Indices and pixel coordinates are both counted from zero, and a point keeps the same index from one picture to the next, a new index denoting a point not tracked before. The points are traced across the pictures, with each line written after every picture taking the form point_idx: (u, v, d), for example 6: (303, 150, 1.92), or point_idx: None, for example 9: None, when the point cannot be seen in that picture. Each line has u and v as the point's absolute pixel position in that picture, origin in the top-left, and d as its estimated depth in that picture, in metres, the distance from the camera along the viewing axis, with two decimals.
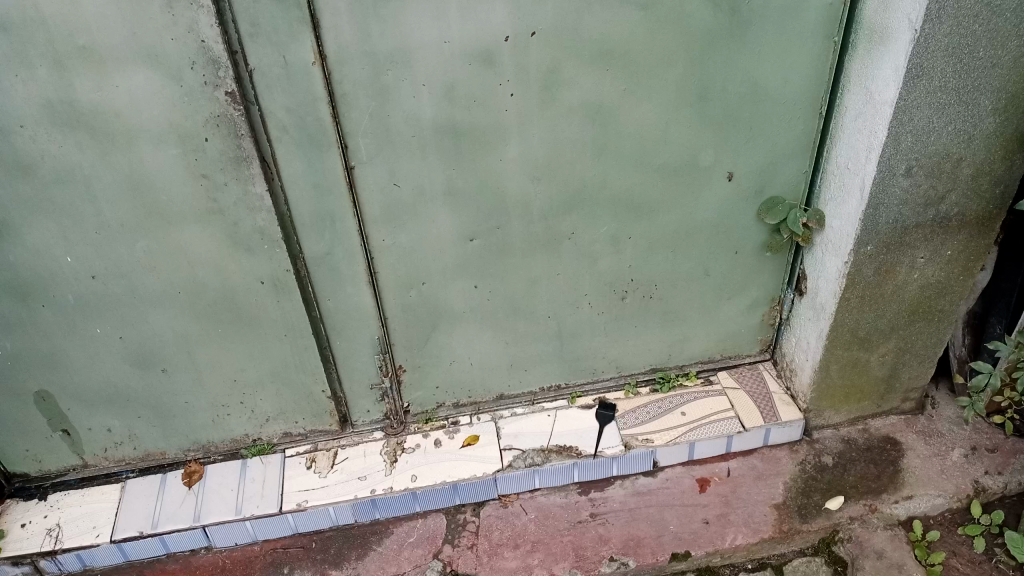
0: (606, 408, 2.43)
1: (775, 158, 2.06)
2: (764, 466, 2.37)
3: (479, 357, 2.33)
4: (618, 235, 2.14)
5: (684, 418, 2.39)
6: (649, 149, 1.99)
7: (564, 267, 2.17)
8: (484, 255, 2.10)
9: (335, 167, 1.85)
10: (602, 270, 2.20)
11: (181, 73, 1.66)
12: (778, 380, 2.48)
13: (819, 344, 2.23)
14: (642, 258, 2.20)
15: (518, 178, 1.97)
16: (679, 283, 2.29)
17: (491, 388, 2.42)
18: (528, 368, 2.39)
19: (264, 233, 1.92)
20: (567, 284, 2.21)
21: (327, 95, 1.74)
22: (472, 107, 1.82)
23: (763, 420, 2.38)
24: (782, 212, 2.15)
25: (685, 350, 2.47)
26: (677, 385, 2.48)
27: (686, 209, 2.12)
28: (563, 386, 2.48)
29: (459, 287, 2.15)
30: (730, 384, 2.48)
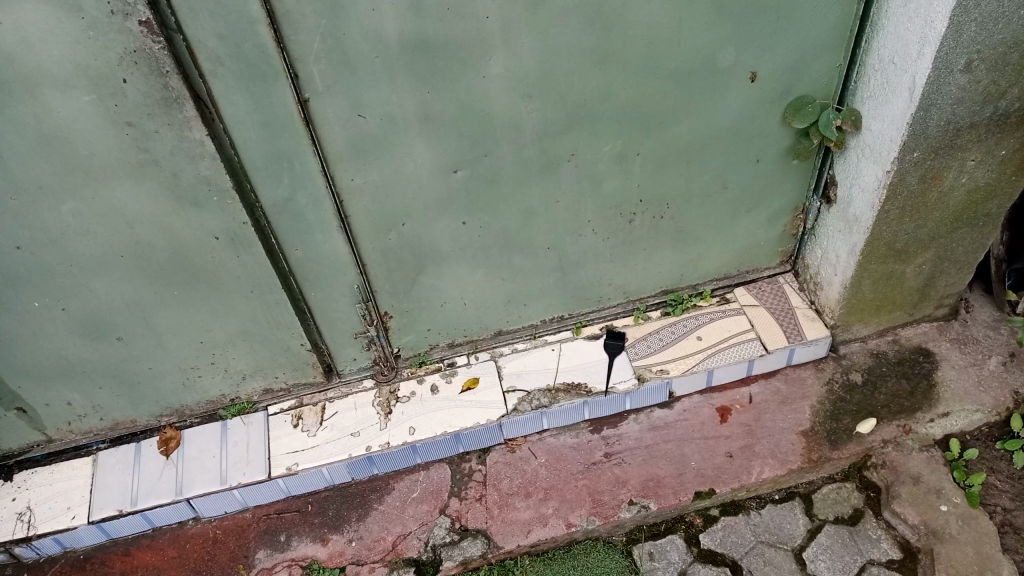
0: (616, 338, 2.22)
1: (804, 52, 1.75)
2: (788, 388, 2.20)
3: (473, 294, 2.09)
4: (623, 152, 1.85)
5: (701, 344, 2.19)
6: (660, 52, 1.67)
7: (563, 192, 1.90)
8: (472, 185, 1.82)
9: (286, 102, 1.54)
10: (606, 191, 1.94)
11: (79, 2, 1.32)
12: (800, 293, 2.27)
13: (851, 259, 2.00)
14: (651, 175, 1.93)
15: (505, 97, 1.66)
16: (693, 199, 2.02)
17: (488, 325, 2.20)
18: (527, 301, 2.16)
19: (211, 183, 1.62)
20: (567, 211, 1.95)
21: (266, 16, 1.41)
22: (447, 16, 1.49)
23: (786, 339, 2.18)
24: (812, 113, 1.86)
25: (699, 268, 2.23)
26: (691, 306, 2.27)
27: (701, 116, 1.83)
28: (566, 316, 2.26)
29: (445, 224, 1.88)
30: (749, 302, 2.26)
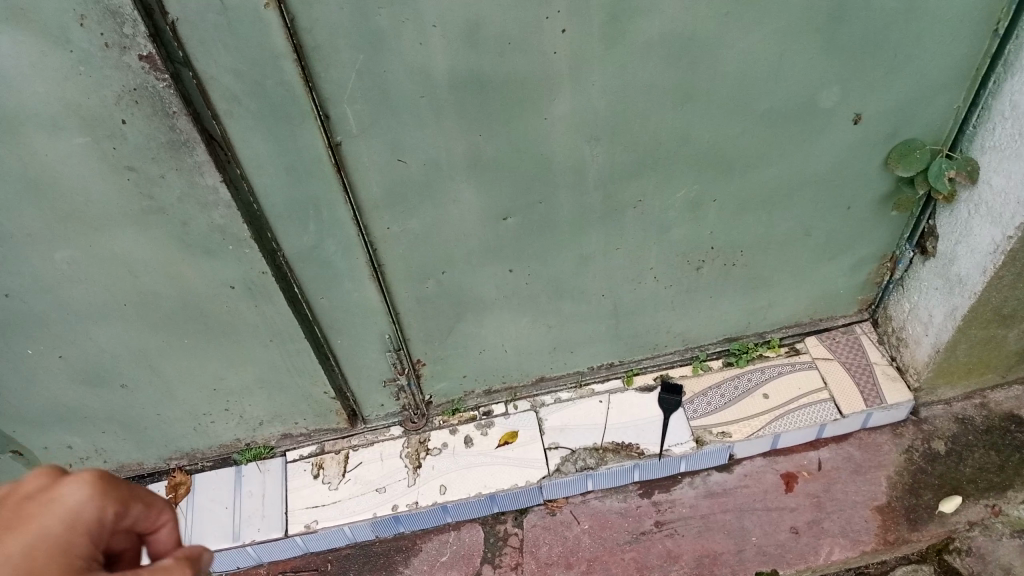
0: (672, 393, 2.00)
1: (919, 91, 1.49)
2: (862, 455, 1.97)
3: (515, 342, 1.87)
4: (698, 200, 1.61)
5: (767, 403, 1.96)
6: (752, 92, 1.42)
7: (625, 240, 1.67)
8: (523, 233, 1.58)
9: (314, 145, 1.31)
10: (675, 240, 1.70)
11: (68, 33, 1.09)
12: (880, 347, 2.02)
13: (948, 323, 1.76)
14: (727, 222, 1.69)
15: (568, 140, 1.42)
16: (771, 247, 1.78)
17: (530, 371, 1.98)
18: (575, 349, 1.95)
19: (226, 231, 1.40)
20: (628, 259, 1.72)
21: (292, 50, 1.18)
22: (508, 52, 1.25)
23: (863, 402, 1.94)
24: (919, 159, 1.60)
25: (768, 317, 2.00)
26: (757, 357, 2.05)
27: (791, 161, 1.58)
28: (616, 363, 2.04)
29: (489, 273, 1.65)
30: (822, 356, 2.03)
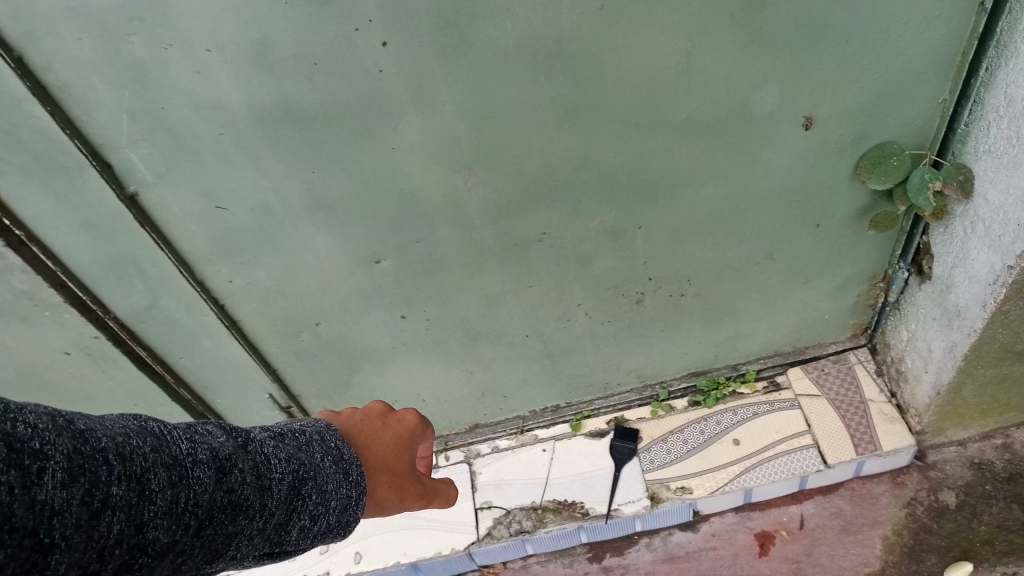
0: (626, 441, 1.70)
1: (887, 85, 1.16)
2: (853, 511, 1.65)
3: (433, 389, 1.62)
4: (619, 228, 1.32)
5: (738, 451, 1.66)
6: (661, 100, 1.12)
7: (537, 276, 1.39)
8: (405, 277, 1.32)
9: (105, 197, 1.07)
10: (600, 273, 1.41)
11: None
12: (878, 379, 1.70)
13: (949, 362, 1.42)
14: (662, 250, 1.39)
15: (432, 171, 1.15)
16: (725, 274, 1.48)
17: (460, 419, 1.77)
18: (508, 393, 1.70)
19: (31, 298, 1.18)
20: (547, 296, 1.44)
21: (32, 90, 0.93)
22: (318, 74, 0.98)
23: (853, 448, 1.62)
24: (899, 169, 1.27)
25: (738, 348, 1.70)
26: (729, 394, 1.75)
27: (730, 177, 1.27)
28: (562, 405, 1.78)
29: (376, 321, 1.40)
30: (807, 392, 1.71)
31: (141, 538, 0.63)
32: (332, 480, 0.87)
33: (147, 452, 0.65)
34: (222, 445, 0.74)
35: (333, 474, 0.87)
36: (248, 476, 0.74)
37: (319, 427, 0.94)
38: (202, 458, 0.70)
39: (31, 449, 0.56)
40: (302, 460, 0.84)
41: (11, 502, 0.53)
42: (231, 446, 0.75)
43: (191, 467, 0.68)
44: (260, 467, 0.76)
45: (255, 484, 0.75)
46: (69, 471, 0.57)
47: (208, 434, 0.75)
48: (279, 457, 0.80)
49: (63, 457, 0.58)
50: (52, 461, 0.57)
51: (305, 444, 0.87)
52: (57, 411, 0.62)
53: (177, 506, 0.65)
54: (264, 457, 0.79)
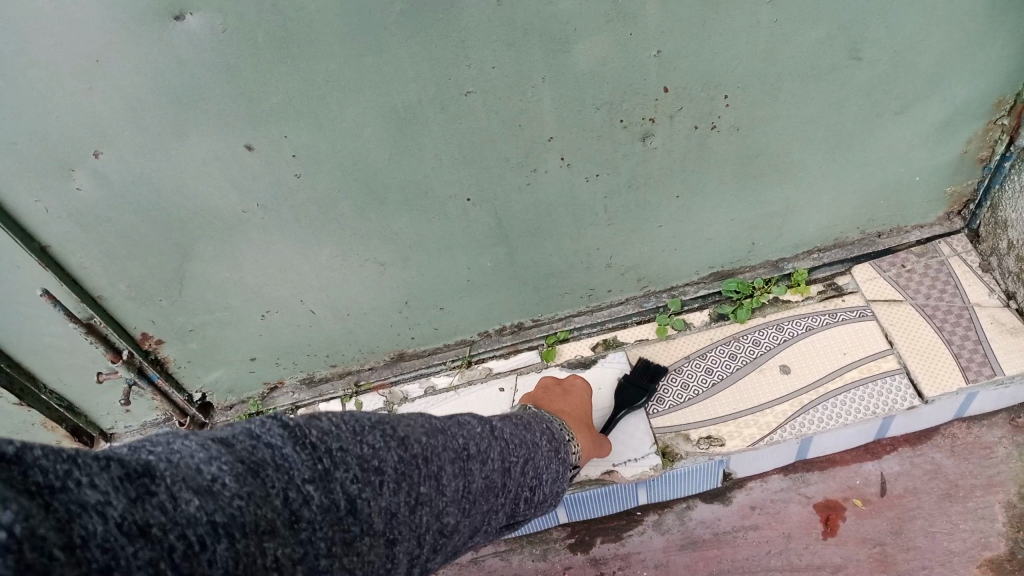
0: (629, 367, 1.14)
1: None
2: (956, 470, 1.11)
3: (328, 296, 1.06)
4: None
5: (787, 382, 1.11)
6: None
7: (480, 76, 0.81)
8: (235, 53, 0.73)
9: None
10: (583, 70, 0.84)
11: None
12: (984, 278, 1.15)
13: None
14: (685, 27, 0.82)
15: None
16: (782, 90, 0.92)
17: (379, 351, 1.20)
18: (446, 303, 1.13)
19: None
20: (498, 120, 0.87)
21: None
22: None
23: (960, 372, 1.08)
24: None
25: (784, 233, 1.15)
26: (767, 305, 1.19)
27: None
28: (527, 324, 1.22)
29: (207, 159, 0.82)
30: (882, 297, 1.16)
31: (443, 525, 0.60)
32: (547, 456, 0.81)
33: (439, 451, 0.61)
34: (480, 434, 0.68)
35: (555, 460, 0.82)
36: (502, 463, 0.70)
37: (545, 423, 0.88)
38: (479, 449, 0.66)
39: (372, 461, 0.53)
40: (526, 442, 0.77)
41: (365, 521, 0.51)
42: (488, 431, 0.70)
43: (469, 462, 0.64)
44: (502, 452, 0.70)
45: (505, 457, 0.70)
46: (394, 483, 0.54)
47: (470, 421, 0.70)
48: (511, 440, 0.73)
49: (390, 472, 0.55)
50: (387, 471, 0.54)
51: (525, 425, 0.81)
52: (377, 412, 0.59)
53: (462, 494, 0.62)
54: (503, 438, 0.72)
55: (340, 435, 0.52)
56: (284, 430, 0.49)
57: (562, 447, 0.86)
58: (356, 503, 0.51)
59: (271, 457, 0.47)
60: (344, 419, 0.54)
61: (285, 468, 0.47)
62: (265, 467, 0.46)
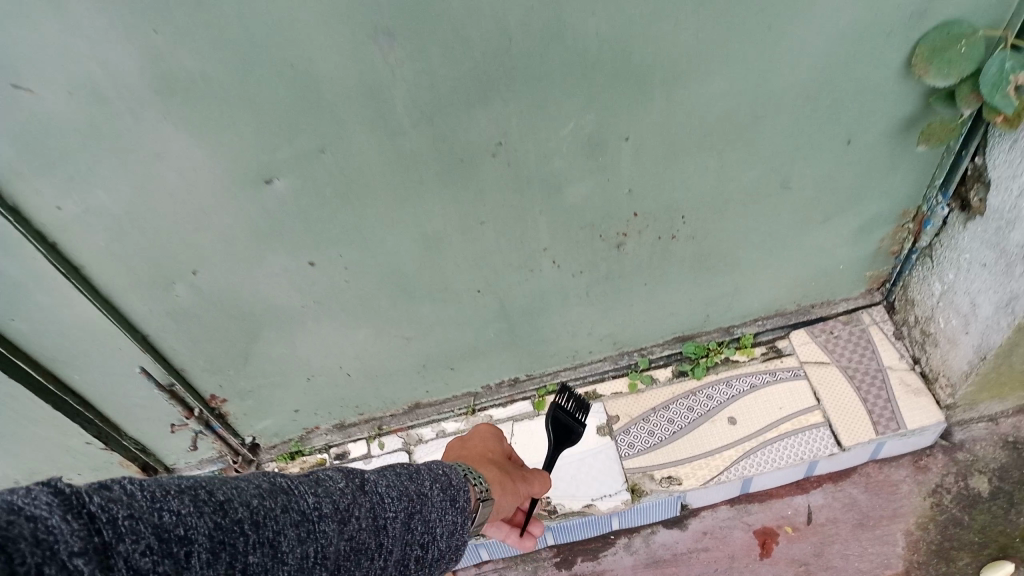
0: (565, 401, 1.21)
1: None
2: (868, 503, 1.37)
3: (361, 362, 1.29)
4: (599, 140, 0.98)
5: (734, 431, 1.36)
6: None
7: (492, 209, 1.05)
8: (307, 204, 0.96)
9: None
10: (571, 204, 1.07)
11: None
12: (897, 344, 1.40)
13: (1000, 319, 1.13)
14: (650, 174, 1.06)
15: (336, 44, 0.79)
16: (727, 212, 1.16)
17: (398, 400, 1.44)
18: (455, 364, 1.37)
19: None
20: (504, 238, 1.11)
21: None
22: None
23: (872, 426, 1.33)
24: (965, 58, 0.93)
25: (734, 308, 1.39)
26: (720, 364, 1.44)
27: (752, 68, 0.93)
28: (523, 379, 1.46)
29: (279, 273, 1.06)
30: (813, 359, 1.42)
31: None
32: (438, 509, 0.79)
33: (276, 515, 0.63)
34: (339, 493, 0.69)
35: (451, 525, 0.80)
36: (366, 514, 0.70)
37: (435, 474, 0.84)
38: (327, 510, 0.67)
39: (176, 535, 0.55)
40: (407, 495, 0.76)
41: None
42: (349, 488, 0.71)
43: (318, 522, 0.65)
44: (377, 505, 0.72)
45: (368, 514, 0.70)
46: (206, 555, 0.57)
47: (329, 478, 0.71)
48: (388, 492, 0.75)
49: (199, 543, 0.57)
50: (197, 544, 0.56)
51: (410, 475, 0.80)
52: (195, 476, 0.61)
53: (302, 560, 0.63)
54: (379, 496, 0.73)
55: (134, 505, 0.54)
56: (54, 497, 0.50)
57: (458, 492, 0.83)
58: (143, 574, 0.53)
59: (31, 531, 0.47)
60: (146, 488, 0.56)
61: (47, 544, 0.48)
62: (19, 540, 0.46)
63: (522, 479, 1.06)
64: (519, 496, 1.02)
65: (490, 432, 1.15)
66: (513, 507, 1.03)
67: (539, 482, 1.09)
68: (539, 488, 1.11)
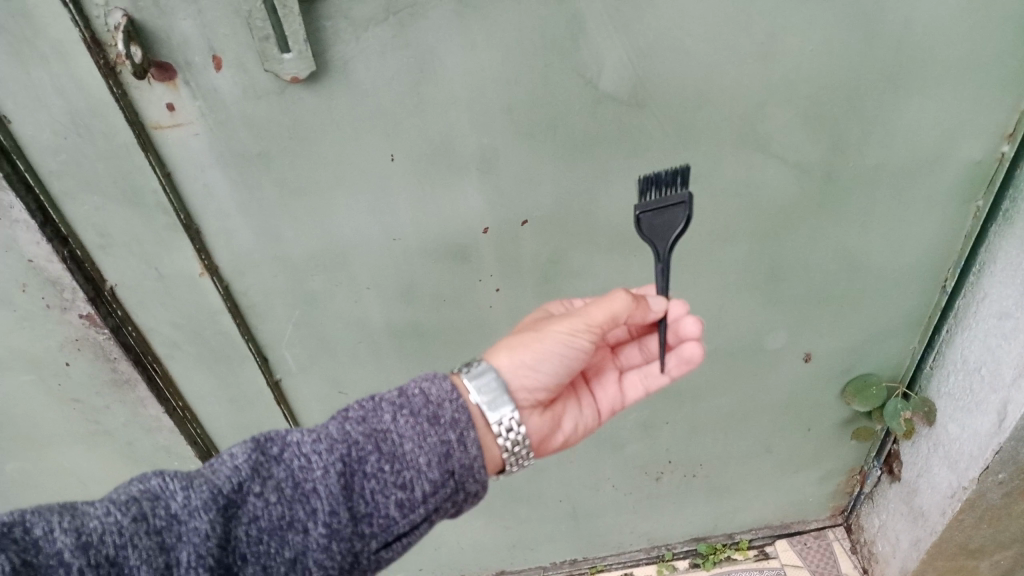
0: (646, 196, 1.00)
1: (872, 338, 1.42)
2: None
3: (473, 537, 1.87)
4: (651, 422, 1.58)
5: None
6: (695, 335, 1.37)
7: (579, 454, 1.64)
8: None
9: (254, 383, 1.33)
10: (629, 454, 1.66)
11: (11, 296, 1.12)
12: (851, 556, 1.94)
13: (912, 552, 1.66)
14: (681, 440, 1.64)
15: None
16: (731, 463, 1.73)
17: (488, 565, 1.99)
18: (535, 545, 1.93)
19: (170, 450, 1.43)
20: (583, 470, 1.69)
21: (229, 307, 1.18)
22: (443, 307, 1.23)
23: None
24: (877, 395, 1.51)
25: (735, 520, 1.94)
26: (724, 559, 1.98)
27: (747, 391, 1.52)
28: (580, 559, 2.01)
29: None
30: (791, 562, 1.95)
31: None
32: (409, 439, 0.84)
33: (123, 529, 0.72)
34: (233, 473, 0.79)
35: (441, 449, 0.84)
36: (284, 481, 0.81)
37: (392, 398, 0.87)
38: (197, 505, 0.75)
39: None
40: (345, 441, 0.83)
41: None
42: (248, 464, 0.80)
43: (187, 519, 0.75)
44: (298, 473, 0.81)
45: (287, 484, 0.81)
46: None
47: (234, 455, 0.81)
48: (309, 455, 0.82)
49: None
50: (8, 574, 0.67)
51: (362, 417, 0.86)
52: (49, 508, 0.73)
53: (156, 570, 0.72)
54: (303, 459, 0.82)
55: None
56: None
57: (414, 405, 0.86)
58: None
59: None
60: None
61: None
62: None
63: (543, 333, 0.99)
64: (538, 352, 0.98)
65: (547, 308, 1.13)
66: (554, 362, 0.99)
67: (568, 324, 0.98)
68: (584, 319, 0.98)
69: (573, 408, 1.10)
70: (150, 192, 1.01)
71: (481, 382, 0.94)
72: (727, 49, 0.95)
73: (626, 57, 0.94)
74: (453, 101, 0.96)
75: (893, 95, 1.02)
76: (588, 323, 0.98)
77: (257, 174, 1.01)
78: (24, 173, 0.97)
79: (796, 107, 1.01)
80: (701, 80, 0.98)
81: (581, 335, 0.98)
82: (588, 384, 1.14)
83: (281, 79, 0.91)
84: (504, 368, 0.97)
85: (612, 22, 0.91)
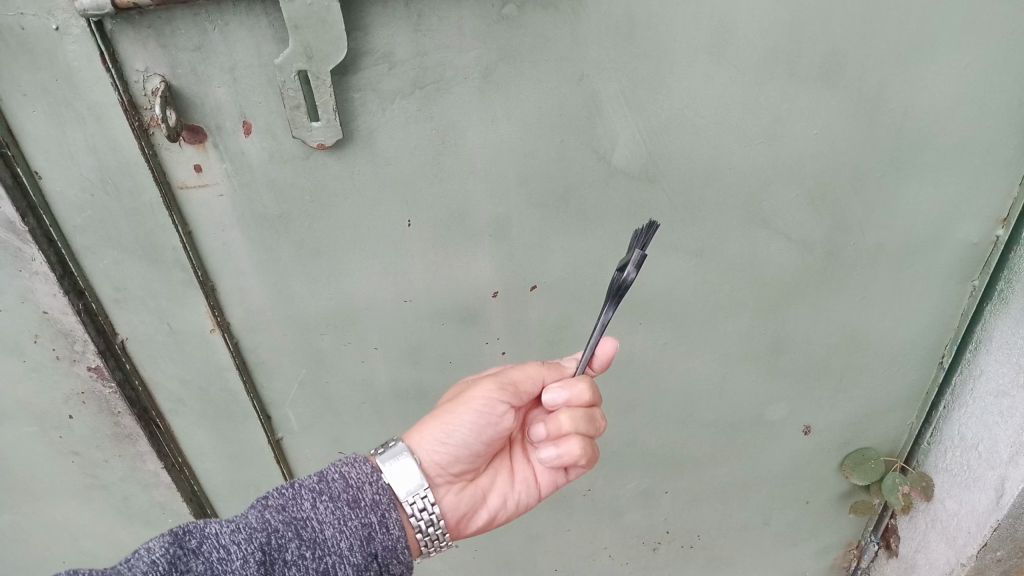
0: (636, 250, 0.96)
1: (871, 412, 1.43)
2: None
3: None
4: (650, 491, 1.58)
5: None
6: (696, 405, 1.38)
7: (577, 521, 1.63)
8: None
9: (256, 440, 1.33)
10: (626, 522, 1.65)
11: (21, 346, 1.12)
12: None
13: None
14: (679, 510, 1.64)
15: None
16: (728, 534, 1.72)
17: None
18: None
19: (165, 507, 1.41)
20: (580, 538, 1.67)
21: (237, 363, 1.19)
22: (449, 369, 1.24)
23: None
24: (875, 468, 1.51)
25: None
26: None
27: (746, 461, 1.53)
28: None
29: None
30: None
31: None
32: (329, 525, 0.86)
33: None
34: (149, 568, 0.77)
35: (363, 532, 0.87)
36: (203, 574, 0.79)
37: (308, 485, 0.90)
38: None
39: None
40: (264, 531, 0.84)
41: None
42: (166, 557, 0.78)
43: None
44: (218, 565, 0.80)
45: None
46: None
47: (150, 548, 0.79)
48: (230, 546, 0.82)
49: None
50: None
51: (279, 506, 0.87)
52: None
53: None
54: (223, 551, 0.81)
55: None
56: None
57: (329, 490, 0.89)
58: None
59: None
60: None
61: None
62: None
63: (455, 406, 1.01)
64: (448, 425, 1.00)
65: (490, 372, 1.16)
66: (465, 432, 1.00)
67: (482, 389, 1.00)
68: (498, 382, 1.00)
69: (505, 483, 1.09)
70: (170, 249, 1.03)
71: (395, 458, 0.96)
72: (735, 131, 0.99)
73: (639, 136, 0.99)
74: (471, 172, 1.00)
75: (891, 179, 1.06)
76: (501, 386, 1.00)
77: (276, 235, 1.03)
78: (48, 227, 1.00)
79: (800, 186, 1.05)
80: (710, 158, 1.02)
81: (497, 400, 1.00)
82: (528, 454, 1.12)
83: (308, 145, 0.94)
84: (417, 445, 1.00)
85: (627, 103, 0.96)
